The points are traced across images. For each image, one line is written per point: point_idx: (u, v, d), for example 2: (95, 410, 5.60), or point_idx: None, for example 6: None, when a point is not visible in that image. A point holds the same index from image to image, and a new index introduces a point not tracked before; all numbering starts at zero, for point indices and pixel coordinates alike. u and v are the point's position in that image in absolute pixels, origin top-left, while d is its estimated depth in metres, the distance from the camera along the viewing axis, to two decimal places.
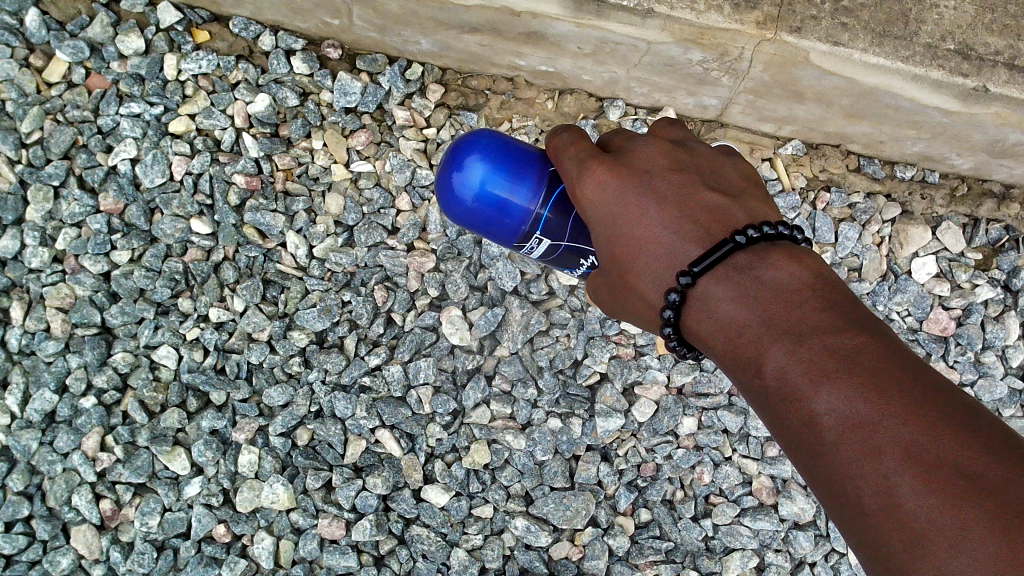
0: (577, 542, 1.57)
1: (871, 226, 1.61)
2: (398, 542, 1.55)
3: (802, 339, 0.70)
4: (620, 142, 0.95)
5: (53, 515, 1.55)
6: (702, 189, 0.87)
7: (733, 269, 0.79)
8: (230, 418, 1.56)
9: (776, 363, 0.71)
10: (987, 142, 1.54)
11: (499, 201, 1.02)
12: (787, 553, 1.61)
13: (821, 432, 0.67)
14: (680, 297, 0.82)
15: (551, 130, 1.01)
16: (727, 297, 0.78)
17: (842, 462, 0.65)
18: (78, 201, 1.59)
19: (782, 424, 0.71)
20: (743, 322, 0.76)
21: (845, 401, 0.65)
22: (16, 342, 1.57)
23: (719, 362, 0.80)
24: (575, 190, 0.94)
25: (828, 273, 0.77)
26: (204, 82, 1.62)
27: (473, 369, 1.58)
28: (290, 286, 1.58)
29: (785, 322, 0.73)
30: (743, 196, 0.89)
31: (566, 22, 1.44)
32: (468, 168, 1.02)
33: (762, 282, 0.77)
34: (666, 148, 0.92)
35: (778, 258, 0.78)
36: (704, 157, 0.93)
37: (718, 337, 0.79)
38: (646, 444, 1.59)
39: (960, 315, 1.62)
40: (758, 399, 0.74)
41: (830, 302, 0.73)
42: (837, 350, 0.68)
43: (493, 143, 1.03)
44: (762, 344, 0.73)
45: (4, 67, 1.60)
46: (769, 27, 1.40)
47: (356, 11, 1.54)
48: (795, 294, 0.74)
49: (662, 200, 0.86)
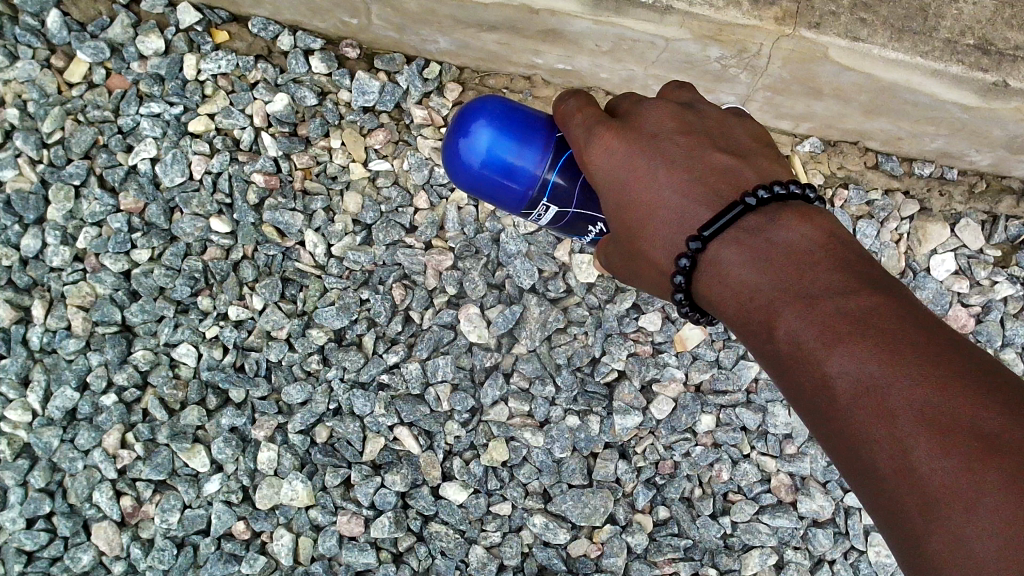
0: (596, 539, 1.58)
1: (889, 223, 1.61)
2: (417, 539, 1.56)
3: (813, 302, 0.70)
4: (626, 105, 0.93)
5: (73, 511, 1.56)
6: (711, 151, 0.86)
7: (743, 232, 0.78)
8: (249, 416, 1.56)
9: (788, 327, 0.71)
10: (1007, 138, 1.54)
11: (507, 167, 1.01)
12: (806, 550, 1.60)
13: (835, 395, 0.66)
14: (691, 263, 0.81)
15: (557, 96, 0.99)
16: (738, 261, 0.77)
17: (856, 425, 0.64)
18: (99, 200, 1.60)
19: (795, 387, 0.70)
20: (754, 287, 0.75)
21: (858, 364, 0.65)
22: (37, 340, 1.59)
23: (731, 326, 0.80)
24: (583, 157, 0.92)
25: (839, 233, 0.76)
26: (224, 82, 1.63)
27: (491, 367, 1.58)
28: (309, 284, 1.59)
29: (796, 285, 0.72)
30: (754, 156, 0.87)
31: (585, 19, 1.45)
32: (473, 133, 1.00)
33: (774, 245, 0.76)
34: (673, 110, 0.90)
35: (788, 218, 0.77)
36: (713, 117, 0.91)
37: (729, 302, 0.79)
38: (664, 441, 1.59)
39: (979, 311, 1.62)
40: (770, 363, 0.74)
41: (842, 263, 0.72)
42: (848, 311, 0.67)
43: (499, 108, 1.01)
44: (773, 308, 0.73)
45: (26, 68, 1.62)
46: (788, 23, 1.40)
47: (375, 10, 1.55)
48: (807, 256, 0.73)
49: (670, 163, 0.85)
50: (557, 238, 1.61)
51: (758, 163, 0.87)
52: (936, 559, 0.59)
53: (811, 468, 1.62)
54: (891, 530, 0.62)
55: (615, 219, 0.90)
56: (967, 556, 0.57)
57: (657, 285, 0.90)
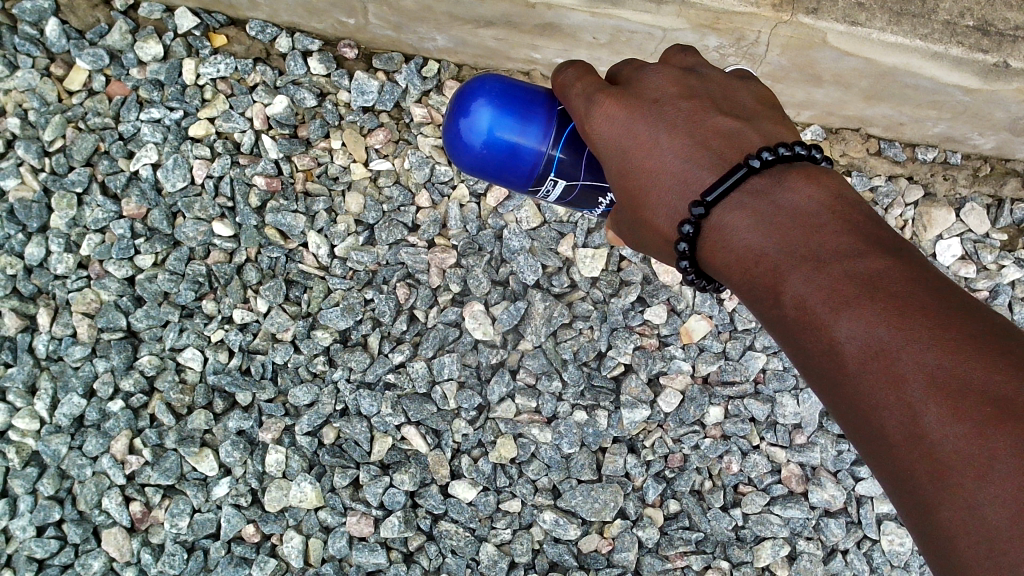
0: (606, 534, 1.57)
1: (894, 209, 1.60)
2: (427, 538, 1.56)
3: (820, 266, 0.68)
4: (627, 73, 0.93)
5: (83, 518, 1.56)
6: (713, 114, 0.85)
7: (748, 196, 0.77)
8: (256, 419, 1.56)
9: (795, 292, 0.69)
10: (1009, 120, 1.54)
11: (508, 147, 1.01)
12: (818, 541, 1.59)
13: (844, 359, 0.65)
14: (695, 229, 0.80)
15: (556, 68, 0.99)
16: (743, 227, 0.76)
17: (866, 390, 0.63)
18: (102, 207, 1.60)
19: (803, 352, 0.69)
20: (759, 252, 0.74)
21: (867, 329, 0.63)
22: (43, 348, 1.59)
23: (737, 293, 0.79)
24: (585, 126, 0.92)
25: (847, 195, 0.74)
26: (223, 85, 1.63)
27: (497, 363, 1.58)
28: (313, 286, 1.59)
29: (802, 249, 0.71)
30: (758, 118, 0.86)
31: (581, 12, 1.45)
32: (473, 114, 1.01)
33: (780, 209, 0.74)
34: (675, 75, 0.89)
35: (794, 180, 0.76)
36: (716, 80, 0.90)
37: (735, 268, 0.77)
38: (673, 434, 1.58)
39: (986, 296, 1.62)
40: (777, 328, 0.72)
41: (851, 225, 0.70)
42: (858, 274, 0.66)
43: (498, 87, 1.01)
44: (780, 274, 0.71)
45: (25, 77, 1.62)
46: (786, 9, 1.40)
47: (371, 9, 1.55)
48: (814, 219, 0.72)
49: (673, 128, 0.84)
50: (560, 233, 1.61)
51: (763, 125, 0.86)
52: (948, 528, 0.58)
53: (822, 458, 1.60)
54: (902, 497, 0.61)
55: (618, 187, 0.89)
56: (980, 527, 0.56)
57: (663, 252, 0.89)
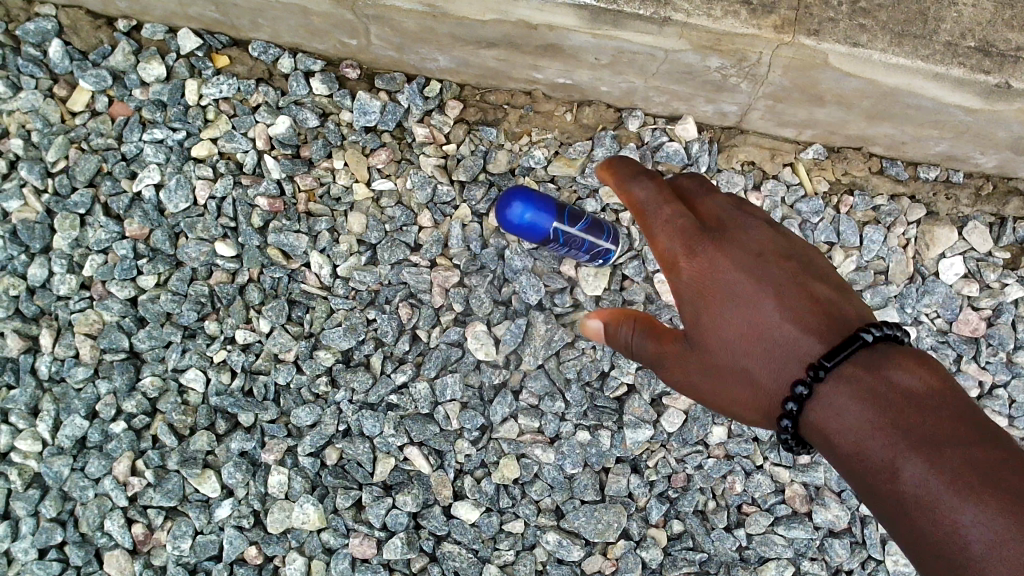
0: (610, 555, 1.58)
1: (896, 228, 1.61)
2: (430, 559, 1.56)
3: (936, 459, 0.86)
4: (722, 219, 1.10)
5: (85, 540, 1.56)
6: (811, 282, 1.05)
7: (862, 373, 0.95)
8: (259, 440, 1.57)
9: (916, 475, 0.86)
10: (1011, 139, 1.53)
11: (541, 231, 1.45)
12: (822, 561, 1.60)
13: (956, 526, 0.83)
14: (807, 392, 0.97)
15: (627, 183, 1.16)
16: (852, 403, 0.94)
17: (976, 558, 0.82)
18: (104, 228, 1.60)
19: (912, 526, 0.87)
20: (873, 429, 0.91)
21: (980, 519, 0.82)
22: (46, 369, 1.58)
23: (836, 466, 0.96)
24: (681, 271, 1.08)
25: (946, 377, 0.93)
26: (226, 106, 1.63)
27: (499, 384, 1.59)
28: (315, 306, 1.59)
29: (912, 439, 0.88)
30: (846, 293, 1.07)
31: (582, 33, 1.44)
32: (517, 218, 1.42)
33: (895, 390, 0.92)
34: (769, 232, 1.10)
35: (906, 365, 0.94)
36: (801, 245, 1.11)
37: (848, 456, 0.93)
38: (676, 454, 1.58)
39: (990, 315, 1.61)
40: (885, 509, 0.90)
41: (954, 410, 0.89)
42: (964, 465, 0.84)
43: (527, 192, 1.43)
44: (897, 456, 0.88)
45: (29, 98, 1.62)
46: (786, 31, 1.40)
47: (373, 31, 1.53)
48: (922, 401, 0.90)
49: (780, 298, 1.03)
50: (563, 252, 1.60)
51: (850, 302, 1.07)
52: None
53: (826, 478, 1.59)
54: None
55: (730, 348, 1.05)
56: None
57: (759, 416, 1.06)
